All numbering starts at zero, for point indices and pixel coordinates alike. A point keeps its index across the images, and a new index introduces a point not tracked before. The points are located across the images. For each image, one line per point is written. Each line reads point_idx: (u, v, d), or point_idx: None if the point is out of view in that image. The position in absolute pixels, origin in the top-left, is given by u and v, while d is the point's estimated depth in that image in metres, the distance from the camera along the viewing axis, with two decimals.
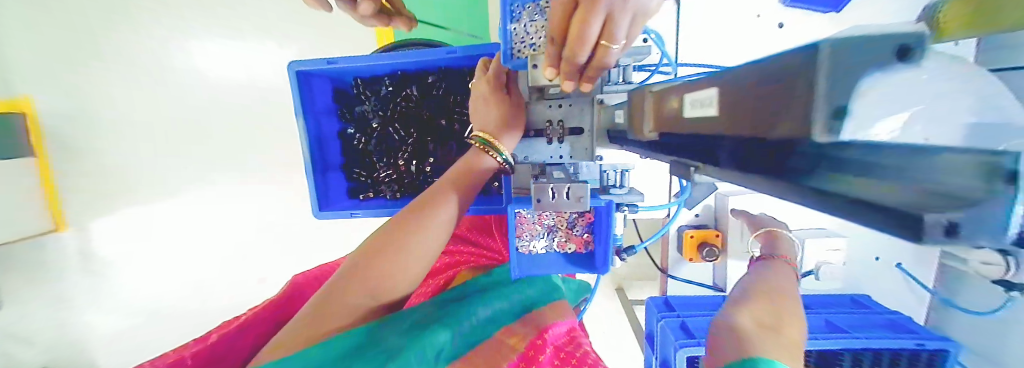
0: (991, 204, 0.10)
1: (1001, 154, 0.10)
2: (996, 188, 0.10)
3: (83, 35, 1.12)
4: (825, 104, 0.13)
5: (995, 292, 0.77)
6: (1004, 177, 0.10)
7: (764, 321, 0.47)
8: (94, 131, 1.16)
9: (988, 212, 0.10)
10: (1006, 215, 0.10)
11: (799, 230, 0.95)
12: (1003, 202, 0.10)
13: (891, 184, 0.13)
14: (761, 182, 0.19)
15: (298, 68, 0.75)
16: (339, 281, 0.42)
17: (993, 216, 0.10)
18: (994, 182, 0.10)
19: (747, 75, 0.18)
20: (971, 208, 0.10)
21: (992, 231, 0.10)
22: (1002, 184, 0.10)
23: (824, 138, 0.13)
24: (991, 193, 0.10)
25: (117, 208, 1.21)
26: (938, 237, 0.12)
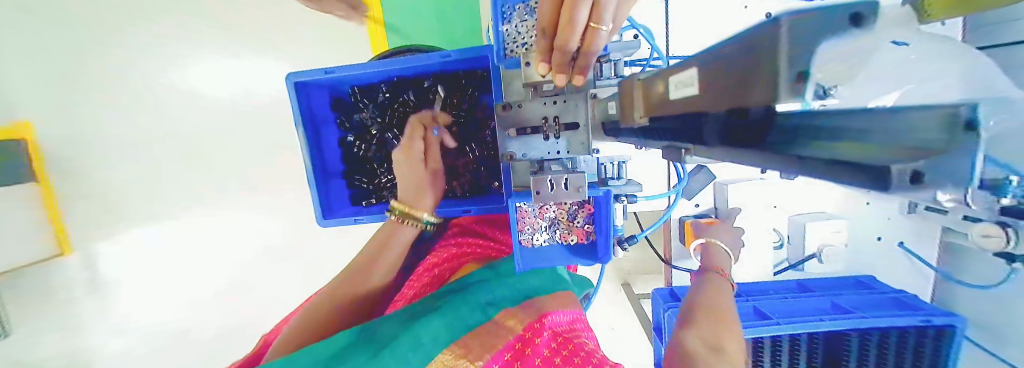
0: (957, 151, 0.11)
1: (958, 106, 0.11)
2: (963, 135, 0.11)
3: (80, 57, 1.13)
4: (789, 70, 0.14)
5: (994, 262, 0.78)
6: (963, 124, 0.11)
7: (708, 341, 0.48)
8: (82, 154, 1.14)
9: (956, 159, 0.11)
10: (973, 165, 0.11)
11: (800, 214, 0.96)
12: (971, 150, 0.11)
13: (871, 144, 0.13)
14: (750, 155, 0.20)
15: (297, 79, 0.76)
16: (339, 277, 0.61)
17: (963, 163, 0.11)
18: (956, 130, 0.11)
19: (722, 53, 0.19)
20: (939, 156, 0.11)
21: (960, 178, 0.11)
22: (967, 132, 0.11)
23: (791, 99, 0.14)
24: (957, 140, 0.11)
25: (114, 232, 1.19)
26: (903, 187, 0.12)
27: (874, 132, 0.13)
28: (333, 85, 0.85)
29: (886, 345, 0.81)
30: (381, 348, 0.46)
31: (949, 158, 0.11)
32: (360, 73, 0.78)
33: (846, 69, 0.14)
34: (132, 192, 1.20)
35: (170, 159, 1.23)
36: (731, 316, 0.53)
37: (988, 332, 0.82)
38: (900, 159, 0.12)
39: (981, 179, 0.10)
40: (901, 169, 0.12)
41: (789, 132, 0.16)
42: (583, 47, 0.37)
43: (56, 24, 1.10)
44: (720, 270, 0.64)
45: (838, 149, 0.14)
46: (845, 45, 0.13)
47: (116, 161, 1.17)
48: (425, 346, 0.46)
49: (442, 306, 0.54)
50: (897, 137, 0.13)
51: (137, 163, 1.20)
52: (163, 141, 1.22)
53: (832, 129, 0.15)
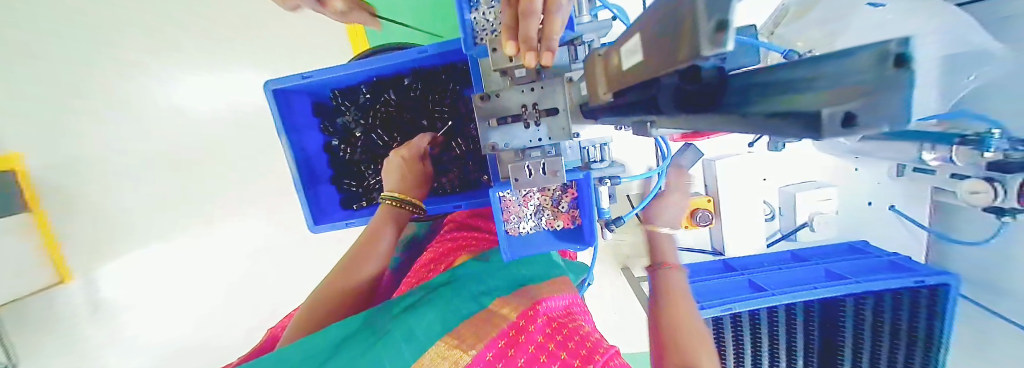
0: (887, 85, 0.10)
1: (885, 43, 0.11)
2: (889, 74, 0.10)
3: (63, 83, 1.13)
4: (708, 24, 0.12)
5: (987, 219, 0.77)
6: (893, 59, 0.10)
7: (685, 354, 0.53)
8: (81, 180, 1.17)
9: (891, 93, 0.10)
10: (908, 101, 0.10)
11: (791, 184, 0.96)
12: (903, 85, 0.10)
13: (814, 94, 0.12)
14: (705, 120, 0.18)
15: (275, 86, 0.75)
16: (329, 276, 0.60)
17: (892, 102, 0.10)
18: (887, 66, 0.10)
19: (658, 16, 0.18)
20: (869, 96, 0.10)
21: (894, 117, 0.10)
22: (895, 69, 0.10)
23: (712, 53, 0.12)
24: (892, 77, 0.10)
25: (116, 254, 1.22)
26: (834, 132, 0.12)
27: (819, 78, 0.13)
28: (313, 89, 0.84)
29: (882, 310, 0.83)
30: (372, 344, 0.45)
31: (884, 96, 0.10)
32: (338, 75, 0.77)
33: None
34: (128, 214, 1.21)
35: (158, 178, 1.22)
36: (694, 322, 0.60)
37: (984, 289, 0.81)
38: (834, 103, 0.11)
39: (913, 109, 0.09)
40: (832, 113, 0.11)
41: (739, 92, 0.16)
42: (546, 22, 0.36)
43: (43, 51, 1.11)
44: (668, 265, 0.72)
45: (781, 103, 0.14)
46: None
47: (109, 183, 1.18)
48: (418, 339, 0.46)
49: (434, 301, 0.53)
50: (836, 82, 0.12)
51: (129, 184, 1.20)
52: (150, 160, 1.21)
53: (777, 81, 0.14)
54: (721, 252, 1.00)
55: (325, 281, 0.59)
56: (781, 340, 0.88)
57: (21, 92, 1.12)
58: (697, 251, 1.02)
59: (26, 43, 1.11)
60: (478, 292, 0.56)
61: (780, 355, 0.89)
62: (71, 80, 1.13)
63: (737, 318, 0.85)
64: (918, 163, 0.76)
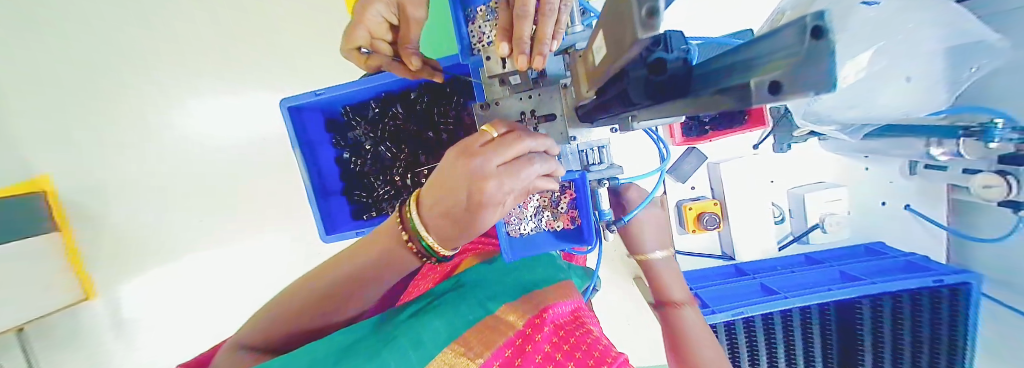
0: (813, 56, 0.11)
1: (808, 18, 0.12)
2: (812, 45, 0.11)
3: (99, 111, 1.23)
4: (639, 8, 0.12)
5: (1007, 216, 0.74)
6: (812, 32, 0.11)
7: None
8: (113, 199, 1.26)
9: (816, 64, 0.11)
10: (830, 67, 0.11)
11: (799, 186, 0.95)
12: (824, 56, 0.11)
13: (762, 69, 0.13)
14: (675, 108, 0.20)
15: (289, 104, 0.80)
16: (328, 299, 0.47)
17: (817, 70, 0.11)
18: (807, 37, 0.11)
19: (612, 8, 0.18)
20: (798, 63, 0.12)
21: (815, 85, 0.11)
22: (815, 40, 0.11)
23: (648, 38, 0.12)
24: (812, 47, 0.11)
25: (141, 269, 1.28)
26: (768, 98, 0.13)
27: (759, 58, 0.14)
28: (325, 106, 0.89)
29: (902, 312, 0.79)
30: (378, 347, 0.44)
31: (804, 64, 0.11)
32: (348, 92, 0.81)
33: None
34: (152, 230, 1.28)
35: (179, 196, 1.28)
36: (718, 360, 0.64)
37: (1008, 289, 0.78)
38: (769, 75, 0.13)
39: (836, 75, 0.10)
40: (761, 83, 0.13)
41: (702, 76, 0.18)
42: (537, 32, 0.38)
43: (86, 82, 1.22)
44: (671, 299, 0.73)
45: (729, 81, 0.15)
46: None
47: (138, 201, 1.26)
48: (425, 345, 0.45)
49: (439, 308, 0.53)
50: (772, 58, 0.13)
51: (155, 202, 1.28)
52: (173, 179, 1.28)
53: (727, 65, 0.16)
54: (732, 257, 0.98)
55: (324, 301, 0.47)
56: (796, 346, 0.85)
57: (63, 120, 1.23)
58: (707, 256, 1.01)
59: (70, 75, 1.21)
60: (485, 299, 0.55)
61: (796, 361, 0.86)
62: (110, 106, 1.24)
63: (750, 325, 0.83)
64: (927, 159, 0.74)
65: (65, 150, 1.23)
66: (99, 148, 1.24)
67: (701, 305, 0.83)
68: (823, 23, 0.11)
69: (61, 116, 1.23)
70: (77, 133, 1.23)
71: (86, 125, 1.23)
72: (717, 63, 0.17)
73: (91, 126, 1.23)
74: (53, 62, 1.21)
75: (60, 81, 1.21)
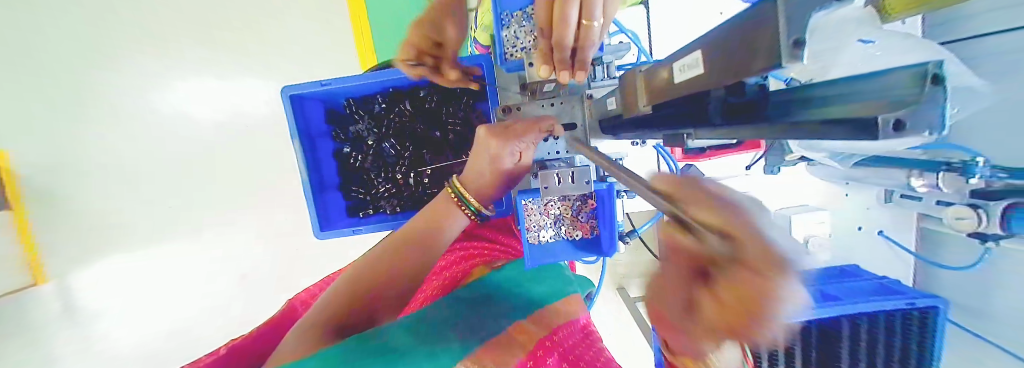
0: (922, 101, 0.12)
1: (922, 65, 0.12)
2: (927, 88, 0.12)
3: (67, 81, 1.14)
4: (785, 37, 0.12)
5: (973, 246, 0.81)
6: (930, 78, 0.12)
7: None
8: (75, 178, 1.16)
9: (924, 107, 0.12)
10: (936, 111, 0.12)
11: (785, 208, 1.00)
12: (935, 98, 0.12)
13: (861, 104, 0.14)
14: (749, 130, 0.21)
15: (291, 92, 0.77)
16: (365, 277, 0.51)
17: (928, 114, 0.12)
18: (922, 84, 0.12)
19: (722, 32, 0.18)
20: (911, 107, 0.12)
21: (929, 122, 0.12)
22: (931, 84, 0.12)
23: (792, 65, 0.13)
24: (924, 92, 0.12)
25: (101, 256, 1.18)
26: (888, 134, 0.13)
27: (858, 94, 0.14)
28: (327, 97, 0.85)
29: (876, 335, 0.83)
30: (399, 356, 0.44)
31: (917, 108, 0.12)
32: (356, 84, 0.79)
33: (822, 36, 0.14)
34: (119, 214, 1.19)
35: (153, 179, 1.20)
36: None
37: (964, 311, 0.86)
38: (880, 111, 0.13)
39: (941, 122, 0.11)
40: (884, 119, 0.13)
41: (781, 103, 0.19)
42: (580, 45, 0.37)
43: (62, 51, 1.13)
44: None
45: (822, 112, 0.16)
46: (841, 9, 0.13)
47: (107, 182, 1.18)
48: (439, 357, 0.46)
49: (452, 318, 0.56)
50: (874, 97, 0.14)
51: (124, 184, 1.19)
52: (147, 161, 1.20)
53: (815, 96, 0.17)
54: None
55: (357, 280, 0.51)
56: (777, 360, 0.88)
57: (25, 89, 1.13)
58: None
59: (38, 41, 1.12)
60: (496, 315, 0.58)
61: None
62: (89, 80, 1.15)
63: None
64: (907, 189, 0.78)
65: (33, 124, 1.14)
66: (61, 122, 1.14)
67: None
68: (939, 72, 0.12)
69: (33, 86, 1.14)
70: (49, 106, 1.14)
71: (60, 97, 1.14)
72: (804, 91, 0.18)
73: (64, 99, 1.15)
74: (23, 27, 1.12)
75: (34, 49, 1.13)
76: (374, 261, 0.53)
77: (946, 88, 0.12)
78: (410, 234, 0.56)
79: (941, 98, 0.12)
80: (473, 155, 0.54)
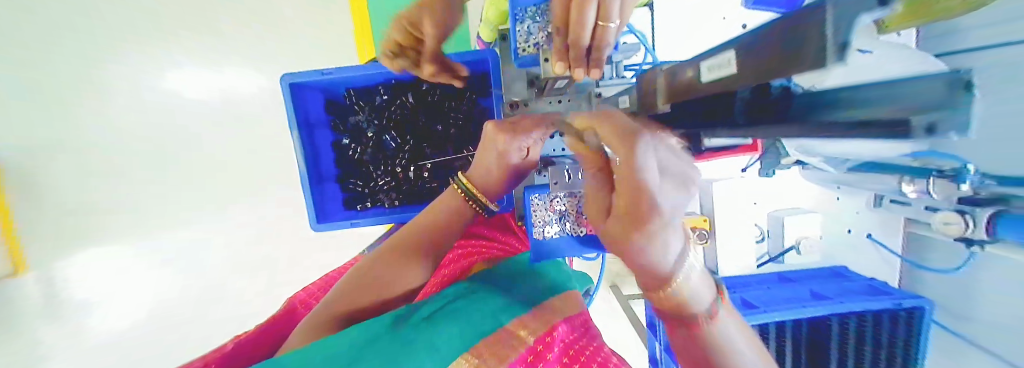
0: (959, 106, 0.12)
1: (952, 72, 0.12)
2: (953, 94, 0.12)
3: (49, 62, 1.09)
4: (831, 41, 0.13)
5: (956, 250, 0.85)
6: (962, 85, 0.12)
7: None
8: (57, 163, 1.12)
9: (962, 111, 0.12)
10: (971, 117, 0.12)
11: (778, 209, 1.02)
12: (971, 103, 0.12)
13: (892, 107, 0.14)
14: (772, 131, 0.21)
15: (292, 80, 0.75)
16: (372, 269, 0.54)
17: (961, 120, 0.12)
18: (955, 89, 0.12)
19: (757, 33, 0.18)
20: (941, 110, 0.13)
21: (960, 127, 0.12)
22: (962, 92, 0.12)
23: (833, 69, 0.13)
24: (959, 98, 0.12)
25: (86, 244, 1.15)
26: (920, 135, 0.14)
27: (890, 97, 0.15)
28: (327, 87, 0.84)
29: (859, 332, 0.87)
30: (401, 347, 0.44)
31: (953, 112, 0.12)
32: (358, 75, 0.78)
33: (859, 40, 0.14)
34: (105, 201, 1.16)
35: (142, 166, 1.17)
36: None
37: (944, 311, 0.90)
38: (913, 115, 0.13)
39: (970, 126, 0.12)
40: (917, 121, 0.13)
41: (804, 106, 0.19)
42: (596, 43, 0.38)
43: (44, 30, 1.08)
44: None
45: (853, 114, 0.16)
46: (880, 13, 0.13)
47: (93, 168, 1.15)
48: (439, 351, 0.44)
49: (452, 311, 0.54)
50: (904, 100, 0.14)
51: (111, 171, 1.16)
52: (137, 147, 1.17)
53: (840, 99, 0.17)
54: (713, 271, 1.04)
55: (364, 272, 0.54)
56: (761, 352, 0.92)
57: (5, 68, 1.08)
58: None
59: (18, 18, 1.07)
60: (497, 311, 0.56)
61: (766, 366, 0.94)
62: (76, 63, 1.11)
63: None
64: (895, 193, 0.81)
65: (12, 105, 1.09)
66: (43, 105, 1.10)
67: None
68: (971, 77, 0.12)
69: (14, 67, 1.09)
70: (30, 88, 1.09)
71: (42, 79, 1.10)
72: (826, 94, 0.18)
73: (47, 81, 1.10)
74: None
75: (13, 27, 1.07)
76: (381, 257, 0.55)
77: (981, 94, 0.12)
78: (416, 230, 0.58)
79: (973, 103, 0.12)
80: (480, 149, 0.53)
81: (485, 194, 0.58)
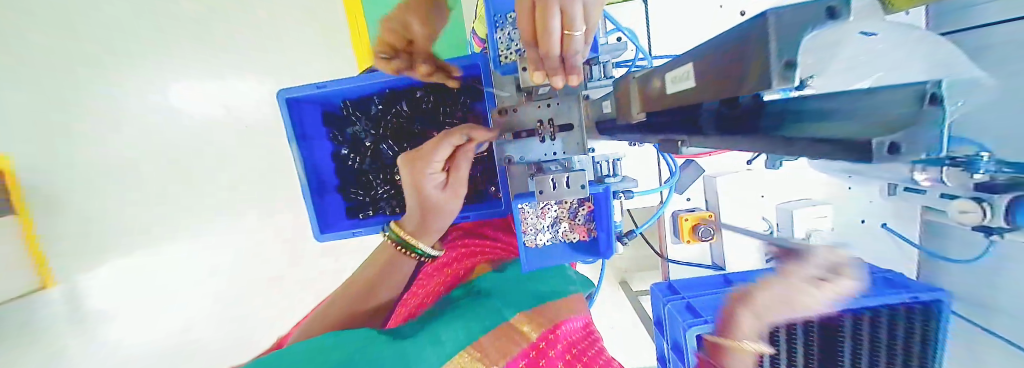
0: (923, 122, 0.12)
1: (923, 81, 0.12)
2: (924, 108, 0.12)
3: (61, 85, 1.13)
4: (776, 58, 0.12)
5: (978, 240, 0.80)
6: (929, 98, 0.12)
7: None
8: (75, 182, 1.16)
9: (927, 130, 0.11)
10: (936, 136, 0.11)
11: (786, 202, 1.00)
12: (933, 120, 0.11)
13: (858, 123, 0.14)
14: (743, 141, 0.20)
15: (288, 95, 0.76)
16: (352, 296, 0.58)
17: (926, 137, 0.11)
18: (921, 103, 0.12)
19: (714, 45, 0.18)
20: (908, 129, 0.12)
21: (925, 145, 0.11)
22: (929, 106, 0.11)
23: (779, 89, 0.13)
24: (925, 113, 0.11)
25: (105, 260, 1.19)
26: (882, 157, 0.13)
27: (855, 113, 0.14)
28: (324, 100, 0.85)
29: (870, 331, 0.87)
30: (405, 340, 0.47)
31: (917, 132, 0.12)
32: (352, 86, 0.78)
33: (813, 53, 0.14)
34: (120, 219, 1.19)
35: (153, 183, 1.21)
36: None
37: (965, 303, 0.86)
38: (881, 133, 0.12)
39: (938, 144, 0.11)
40: (879, 143, 0.12)
41: (777, 116, 0.18)
42: (564, 51, 0.37)
43: (57, 55, 1.12)
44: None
45: (818, 129, 0.15)
46: (834, 32, 0.13)
47: (107, 187, 1.18)
48: (443, 343, 0.48)
49: (456, 310, 0.57)
50: (871, 119, 0.13)
51: (125, 188, 1.19)
52: (148, 164, 1.20)
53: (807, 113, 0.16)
54: (722, 267, 1.02)
55: (342, 298, 0.58)
56: None
57: (20, 94, 1.12)
58: (697, 265, 1.05)
59: (31, 45, 1.11)
60: (502, 305, 0.58)
61: None
62: (88, 83, 1.15)
63: None
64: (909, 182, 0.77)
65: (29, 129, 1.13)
66: (58, 127, 1.14)
67: (694, 315, 0.82)
68: (940, 91, 0.12)
69: (31, 90, 1.13)
70: (45, 111, 1.13)
71: (58, 101, 1.14)
72: (801, 103, 0.17)
73: (62, 102, 1.14)
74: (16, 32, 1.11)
75: (27, 52, 1.11)
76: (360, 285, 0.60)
77: (944, 111, 0.11)
78: (371, 266, 0.62)
79: (944, 119, 0.11)
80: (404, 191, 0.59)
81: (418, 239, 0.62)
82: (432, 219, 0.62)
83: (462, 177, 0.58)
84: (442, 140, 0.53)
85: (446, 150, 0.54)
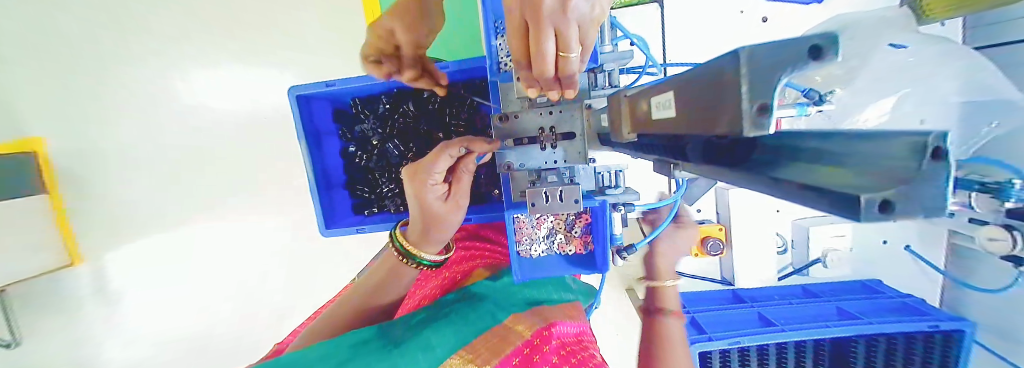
0: (924, 177, 0.10)
1: (924, 134, 0.11)
2: (929, 165, 0.10)
3: (93, 73, 1.19)
4: (749, 100, 0.12)
5: (1006, 268, 0.75)
6: (930, 152, 0.10)
7: None
8: (103, 167, 1.22)
9: (927, 186, 0.10)
10: (939, 194, 0.10)
11: (803, 219, 0.94)
12: (936, 178, 0.10)
13: (847, 173, 0.12)
14: (730, 175, 0.19)
15: (299, 92, 0.77)
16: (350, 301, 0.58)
17: (920, 194, 0.10)
18: (923, 159, 0.10)
19: (692, 76, 0.18)
20: (908, 185, 0.11)
21: (921, 206, 0.10)
22: (930, 162, 0.10)
23: (753, 133, 0.13)
24: (924, 169, 0.10)
25: (127, 242, 1.25)
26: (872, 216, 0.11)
27: (847, 159, 0.13)
28: (334, 97, 0.86)
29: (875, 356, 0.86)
30: (395, 348, 0.48)
31: (915, 188, 0.10)
32: (361, 85, 0.79)
33: None
34: (143, 203, 1.25)
35: (174, 170, 1.26)
36: None
37: (995, 336, 0.81)
38: (879, 185, 0.11)
39: (924, 206, 0.10)
40: (869, 199, 0.11)
41: (770, 151, 0.17)
42: (559, 70, 0.36)
43: (91, 45, 1.18)
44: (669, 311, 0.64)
45: (809, 172, 0.14)
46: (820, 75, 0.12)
47: (131, 172, 1.23)
48: (434, 349, 0.48)
49: (450, 314, 0.57)
50: (869, 171, 0.12)
51: (148, 174, 1.24)
52: (170, 152, 1.25)
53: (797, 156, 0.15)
54: (731, 282, 0.99)
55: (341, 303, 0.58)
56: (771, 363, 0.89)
57: (55, 80, 1.17)
58: (705, 279, 1.01)
59: (66, 35, 1.16)
60: (496, 309, 0.58)
61: None
62: (114, 73, 1.20)
63: (744, 352, 0.88)
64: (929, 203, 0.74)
65: (62, 115, 1.18)
66: (89, 114, 1.19)
67: (698, 331, 0.84)
68: (942, 147, 0.11)
69: (64, 78, 1.18)
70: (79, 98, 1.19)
71: (88, 90, 1.19)
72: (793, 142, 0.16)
73: (93, 90, 1.19)
74: (53, 21, 1.16)
75: (61, 41, 1.16)
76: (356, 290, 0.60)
77: (949, 167, 0.10)
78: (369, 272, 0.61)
79: (947, 180, 0.10)
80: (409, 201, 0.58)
81: (421, 249, 0.60)
82: (435, 229, 0.59)
83: (464, 189, 0.57)
84: (442, 151, 0.52)
85: (446, 162, 0.52)
